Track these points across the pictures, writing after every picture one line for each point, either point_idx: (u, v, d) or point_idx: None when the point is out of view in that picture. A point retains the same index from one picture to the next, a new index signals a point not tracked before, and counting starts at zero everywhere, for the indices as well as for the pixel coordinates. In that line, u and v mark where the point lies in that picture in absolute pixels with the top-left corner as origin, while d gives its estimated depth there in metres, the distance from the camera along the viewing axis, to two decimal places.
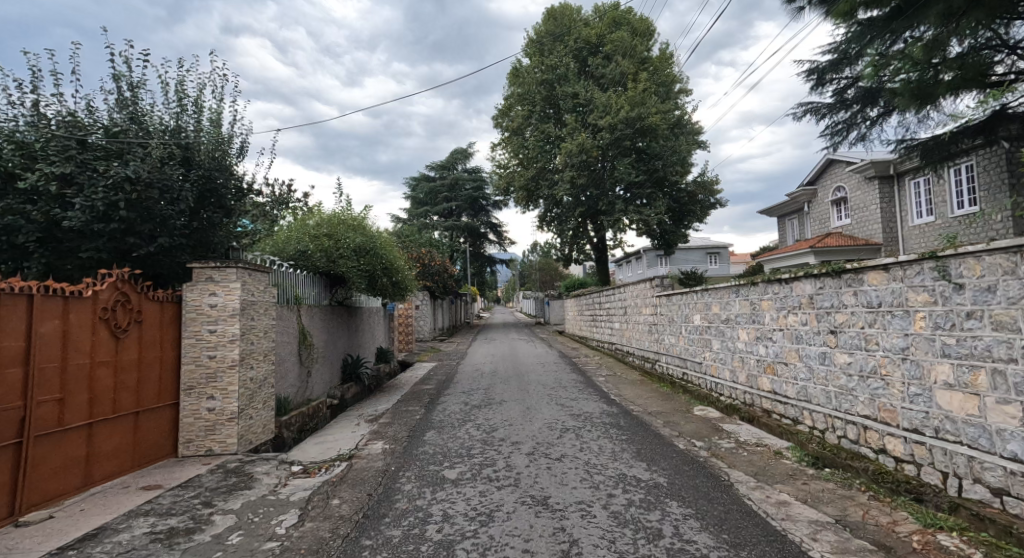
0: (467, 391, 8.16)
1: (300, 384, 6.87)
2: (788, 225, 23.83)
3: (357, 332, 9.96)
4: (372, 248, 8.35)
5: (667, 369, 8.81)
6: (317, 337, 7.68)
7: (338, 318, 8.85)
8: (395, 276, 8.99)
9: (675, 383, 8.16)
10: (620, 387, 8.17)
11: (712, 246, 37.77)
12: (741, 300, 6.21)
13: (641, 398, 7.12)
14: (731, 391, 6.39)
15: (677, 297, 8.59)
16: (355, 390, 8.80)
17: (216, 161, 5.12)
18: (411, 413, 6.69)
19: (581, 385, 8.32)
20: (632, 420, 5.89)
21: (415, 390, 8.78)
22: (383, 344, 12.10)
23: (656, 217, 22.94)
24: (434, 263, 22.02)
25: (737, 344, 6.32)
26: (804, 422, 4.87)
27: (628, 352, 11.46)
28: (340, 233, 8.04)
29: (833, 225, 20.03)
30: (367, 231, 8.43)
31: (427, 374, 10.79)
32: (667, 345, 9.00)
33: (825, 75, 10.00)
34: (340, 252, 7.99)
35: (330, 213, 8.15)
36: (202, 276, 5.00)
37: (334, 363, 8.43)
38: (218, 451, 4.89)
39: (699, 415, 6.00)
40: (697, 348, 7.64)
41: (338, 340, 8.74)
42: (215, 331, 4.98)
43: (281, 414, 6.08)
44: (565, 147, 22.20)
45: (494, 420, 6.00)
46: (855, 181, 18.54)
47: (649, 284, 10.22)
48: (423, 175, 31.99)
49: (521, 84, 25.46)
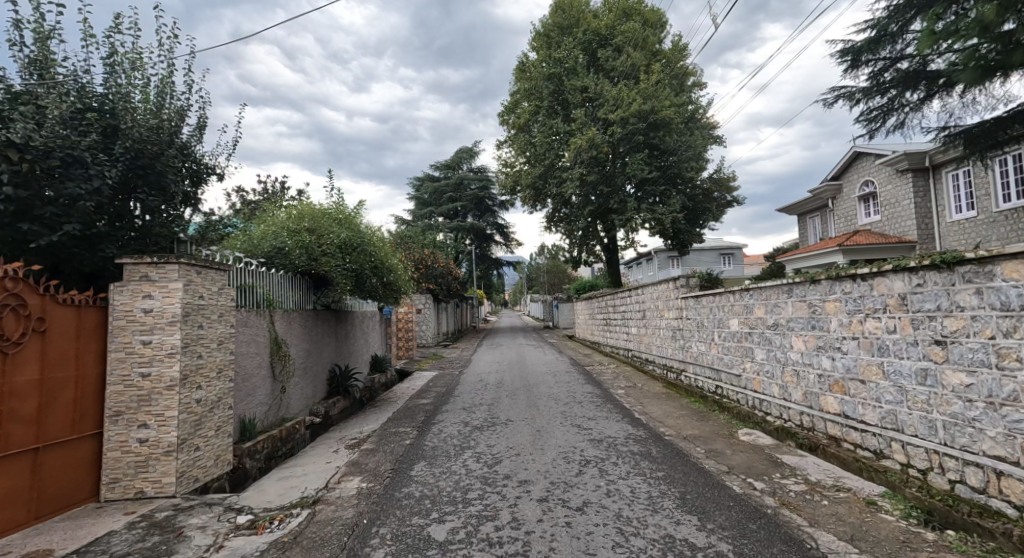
0: (468, 407, 7.17)
1: (272, 401, 5.92)
2: (809, 223, 22.70)
3: (347, 340, 9.00)
4: (360, 244, 7.33)
5: (696, 381, 7.76)
6: (296, 346, 6.73)
7: (323, 325, 7.91)
8: (389, 276, 7.96)
9: (707, 397, 7.13)
10: (645, 402, 7.13)
11: (724, 246, 36.67)
12: (795, 302, 5.16)
13: (671, 417, 6.08)
14: (783, 411, 5.34)
15: (707, 299, 7.55)
16: (344, 404, 7.85)
17: (150, 130, 4.14)
18: (402, 437, 5.71)
19: (599, 400, 7.30)
20: (666, 448, 4.85)
21: (411, 404, 7.80)
22: (379, 352, 11.15)
23: (670, 215, 21.88)
24: (438, 265, 21.11)
25: (791, 354, 5.27)
26: (892, 458, 3.82)
27: (648, 359, 10.43)
28: (324, 227, 7.06)
29: (860, 222, 18.95)
30: (356, 224, 7.41)
31: (426, 385, 9.81)
32: (695, 353, 7.98)
33: (859, 56, 8.40)
34: (323, 249, 7.01)
35: (312, 206, 7.18)
36: (134, 274, 4.03)
37: (317, 375, 7.48)
38: (152, 494, 3.90)
39: (746, 441, 4.96)
40: (734, 357, 6.58)
41: (323, 350, 7.78)
42: (149, 344, 3.99)
43: (244, 440, 5.11)
44: (574, 143, 21.21)
45: (498, 448, 4.98)
46: (885, 175, 17.45)
47: (672, 285, 9.18)
48: (427, 174, 31.16)
49: (527, 79, 24.54)
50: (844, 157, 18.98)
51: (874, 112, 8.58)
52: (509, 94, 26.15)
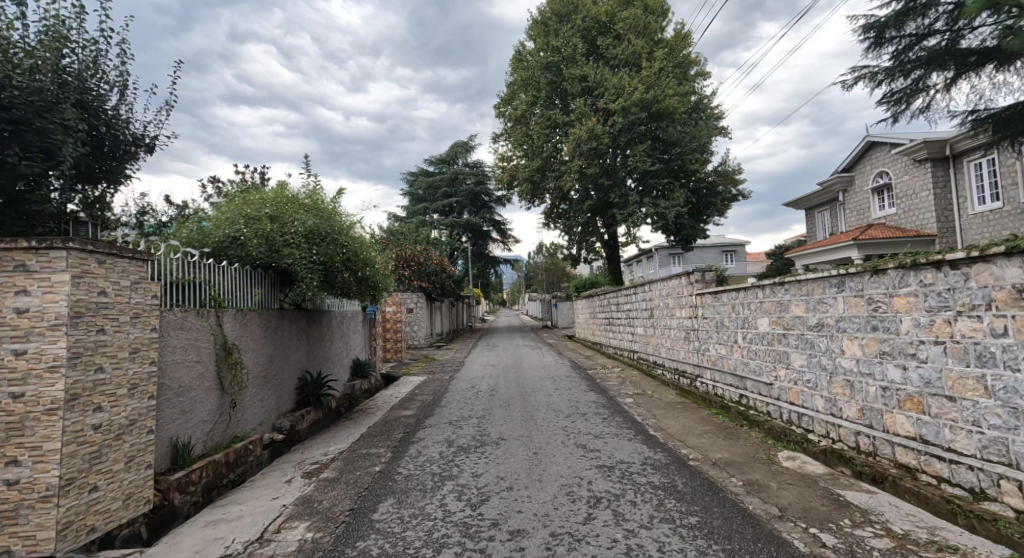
0: (455, 420, 6.24)
1: (219, 419, 4.99)
2: (818, 218, 21.83)
3: (323, 344, 8.06)
4: (330, 235, 6.31)
5: (717, 389, 6.84)
6: (254, 352, 5.80)
7: (291, 327, 6.95)
8: (367, 272, 6.92)
9: (731, 408, 6.21)
10: (659, 414, 6.20)
11: (727, 243, 35.87)
12: (848, 297, 4.23)
13: (693, 435, 5.14)
14: (834, 430, 4.41)
15: (727, 296, 6.63)
16: (314, 417, 6.91)
17: (22, 74, 3.24)
18: (372, 462, 4.78)
19: (606, 411, 6.37)
20: (693, 479, 3.93)
21: (392, 416, 6.87)
22: (363, 355, 10.20)
23: (674, 210, 20.96)
24: (432, 262, 20.17)
25: (841, 362, 4.35)
26: (1003, 501, 2.93)
27: (657, 363, 9.51)
28: (286, 216, 6.09)
29: (874, 216, 18.10)
30: (327, 212, 6.41)
31: (412, 393, 8.87)
32: (714, 357, 7.06)
33: (883, 33, 7.25)
34: (287, 240, 6.04)
35: (274, 192, 6.21)
36: (6, 264, 3.12)
37: (283, 385, 6.55)
38: (23, 553, 3.00)
39: (791, 469, 4.02)
40: (766, 363, 5.65)
41: (290, 355, 6.85)
42: (22, 354, 3.08)
43: (174, 470, 4.18)
44: (573, 133, 20.28)
45: (486, 480, 4.05)
46: (901, 165, 16.60)
47: (684, 280, 8.24)
48: (421, 169, 30.23)
49: (524, 68, 23.62)
50: (857, 147, 18.08)
51: (898, 95, 7.59)
52: (506, 84, 25.22)
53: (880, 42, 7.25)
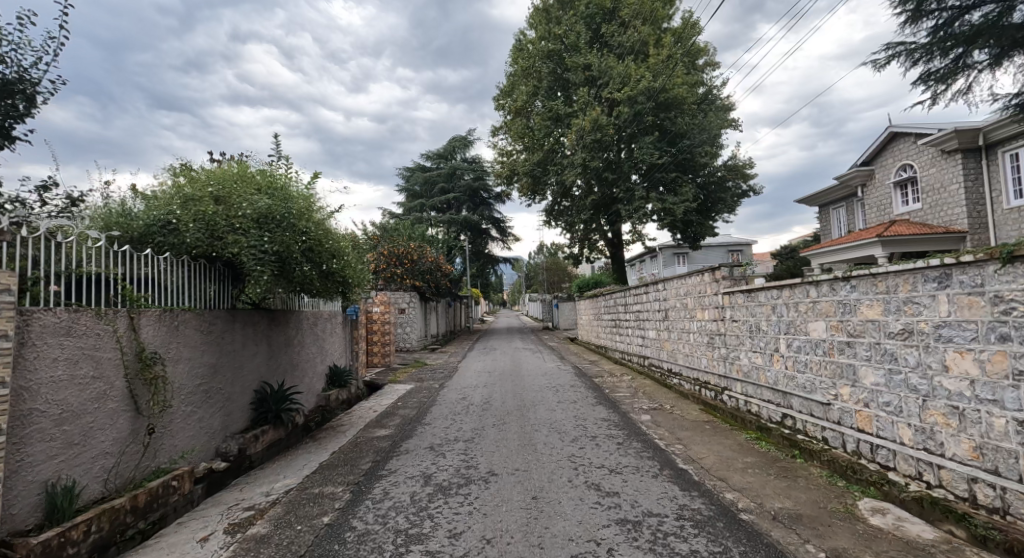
0: (437, 446, 5.15)
1: (130, 450, 3.89)
2: (834, 215, 20.76)
3: (289, 350, 6.98)
4: (286, 220, 5.14)
5: (751, 406, 5.77)
6: (187, 361, 4.70)
7: (246, 331, 5.85)
8: (333, 267, 5.69)
9: (774, 432, 5.11)
10: (685, 438, 5.12)
11: (734, 243, 34.77)
12: (957, 297, 3.16)
13: (737, 471, 4.05)
14: (933, 473, 3.34)
15: (764, 295, 5.54)
16: (270, 440, 5.79)
17: None
18: (328, 506, 3.71)
19: (622, 435, 5.28)
20: (753, 545, 2.87)
21: (366, 436, 5.78)
22: (342, 361, 9.12)
23: (683, 205, 19.88)
24: (426, 260, 19.03)
25: (943, 383, 3.28)
26: None
27: (673, 371, 8.42)
28: (235, 197, 5.06)
29: (896, 212, 17.03)
30: (285, 195, 5.29)
31: (394, 405, 7.78)
32: (747, 368, 5.97)
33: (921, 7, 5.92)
34: (231, 225, 4.97)
35: (224, 172, 5.24)
36: None
37: (232, 401, 5.46)
38: None
39: (886, 531, 2.94)
40: (822, 378, 4.54)
41: (244, 364, 5.76)
42: None
43: (46, 528, 3.10)
44: (577, 124, 19.21)
45: (467, 545, 2.97)
46: (928, 157, 15.54)
47: (707, 277, 7.14)
48: (418, 164, 29.19)
49: (525, 58, 22.57)
50: (878, 139, 17.01)
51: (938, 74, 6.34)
52: (506, 75, 24.19)
53: (917, 16, 5.95)
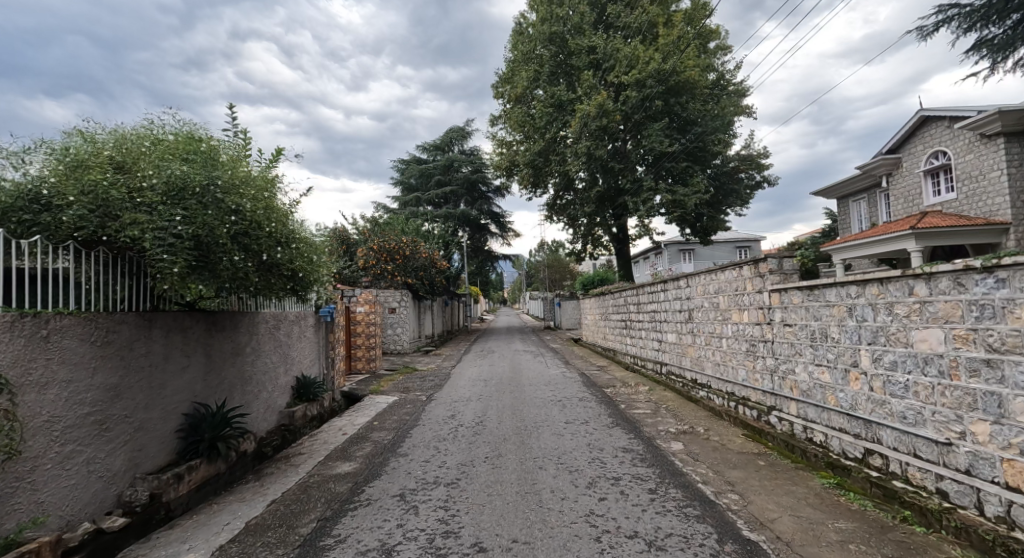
0: (409, 494, 3.89)
1: None
2: (854, 208, 19.53)
3: (237, 361, 5.70)
4: (209, 195, 3.90)
5: (814, 435, 4.52)
6: (66, 386, 3.46)
7: (171, 340, 4.58)
8: (273, 259, 4.35)
9: (857, 475, 3.85)
10: (740, 483, 3.87)
11: (742, 239, 33.40)
12: None
13: (834, 550, 2.80)
14: None
15: (833, 294, 4.30)
16: (200, 479, 4.54)
17: None
18: None
19: (654, 478, 4.04)
20: None
21: (322, 474, 4.52)
22: (313, 370, 7.86)
23: (695, 196, 18.56)
24: (420, 255, 17.79)
25: None
26: None
27: (700, 382, 7.16)
28: (142, 165, 3.85)
29: (926, 203, 15.76)
30: (210, 164, 4.08)
31: (370, 423, 6.53)
32: (806, 386, 4.73)
33: None
34: (132, 200, 3.72)
35: (131, 137, 4.06)
36: None
37: (146, 431, 4.21)
38: None
39: None
40: (937, 408, 3.28)
41: (166, 383, 4.49)
42: None
43: None
44: (580, 109, 17.92)
45: None
46: (964, 142, 14.25)
47: (746, 272, 5.88)
48: (414, 156, 27.87)
49: (525, 42, 21.26)
50: (906, 124, 15.73)
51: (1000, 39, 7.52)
52: (506, 61, 22.88)
53: None
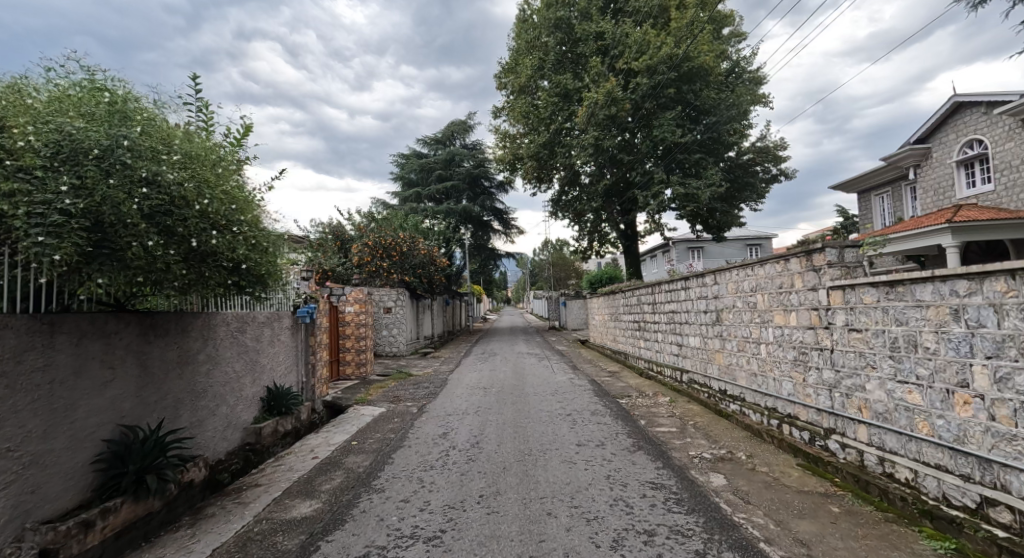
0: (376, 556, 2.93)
1: None
2: (875, 203, 18.49)
3: (185, 372, 4.74)
4: (112, 160, 2.95)
5: (899, 471, 3.56)
6: None
7: (86, 350, 3.63)
8: (206, 246, 3.38)
9: (975, 534, 2.89)
10: (817, 546, 2.90)
11: (753, 236, 32.25)
12: None
13: None
14: None
15: (928, 293, 3.32)
16: (120, 525, 3.61)
17: None
18: None
19: (702, 534, 3.08)
20: None
21: (274, 519, 3.58)
22: (288, 378, 6.93)
23: (709, 189, 17.52)
24: (419, 252, 16.85)
25: None
26: None
27: (732, 395, 6.18)
28: (20, 117, 2.87)
29: (958, 195, 14.69)
30: (118, 119, 3.11)
31: (348, 443, 5.59)
32: (882, 408, 3.76)
33: None
34: (4, 163, 2.77)
35: (11, 80, 3.09)
36: None
37: (43, 468, 3.28)
38: None
39: None
40: None
41: (76, 404, 3.54)
42: None
43: None
44: (587, 97, 16.92)
45: None
46: (1005, 129, 13.21)
47: (794, 267, 4.90)
48: (414, 151, 26.93)
49: (530, 29, 20.27)
50: (937, 111, 14.70)
51: None
52: (510, 50, 21.88)
53: None
